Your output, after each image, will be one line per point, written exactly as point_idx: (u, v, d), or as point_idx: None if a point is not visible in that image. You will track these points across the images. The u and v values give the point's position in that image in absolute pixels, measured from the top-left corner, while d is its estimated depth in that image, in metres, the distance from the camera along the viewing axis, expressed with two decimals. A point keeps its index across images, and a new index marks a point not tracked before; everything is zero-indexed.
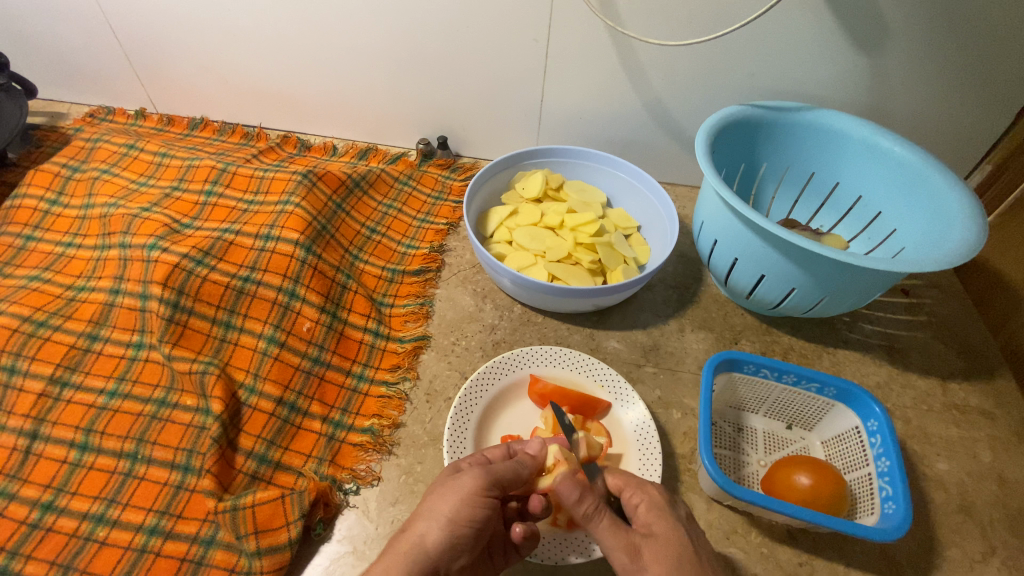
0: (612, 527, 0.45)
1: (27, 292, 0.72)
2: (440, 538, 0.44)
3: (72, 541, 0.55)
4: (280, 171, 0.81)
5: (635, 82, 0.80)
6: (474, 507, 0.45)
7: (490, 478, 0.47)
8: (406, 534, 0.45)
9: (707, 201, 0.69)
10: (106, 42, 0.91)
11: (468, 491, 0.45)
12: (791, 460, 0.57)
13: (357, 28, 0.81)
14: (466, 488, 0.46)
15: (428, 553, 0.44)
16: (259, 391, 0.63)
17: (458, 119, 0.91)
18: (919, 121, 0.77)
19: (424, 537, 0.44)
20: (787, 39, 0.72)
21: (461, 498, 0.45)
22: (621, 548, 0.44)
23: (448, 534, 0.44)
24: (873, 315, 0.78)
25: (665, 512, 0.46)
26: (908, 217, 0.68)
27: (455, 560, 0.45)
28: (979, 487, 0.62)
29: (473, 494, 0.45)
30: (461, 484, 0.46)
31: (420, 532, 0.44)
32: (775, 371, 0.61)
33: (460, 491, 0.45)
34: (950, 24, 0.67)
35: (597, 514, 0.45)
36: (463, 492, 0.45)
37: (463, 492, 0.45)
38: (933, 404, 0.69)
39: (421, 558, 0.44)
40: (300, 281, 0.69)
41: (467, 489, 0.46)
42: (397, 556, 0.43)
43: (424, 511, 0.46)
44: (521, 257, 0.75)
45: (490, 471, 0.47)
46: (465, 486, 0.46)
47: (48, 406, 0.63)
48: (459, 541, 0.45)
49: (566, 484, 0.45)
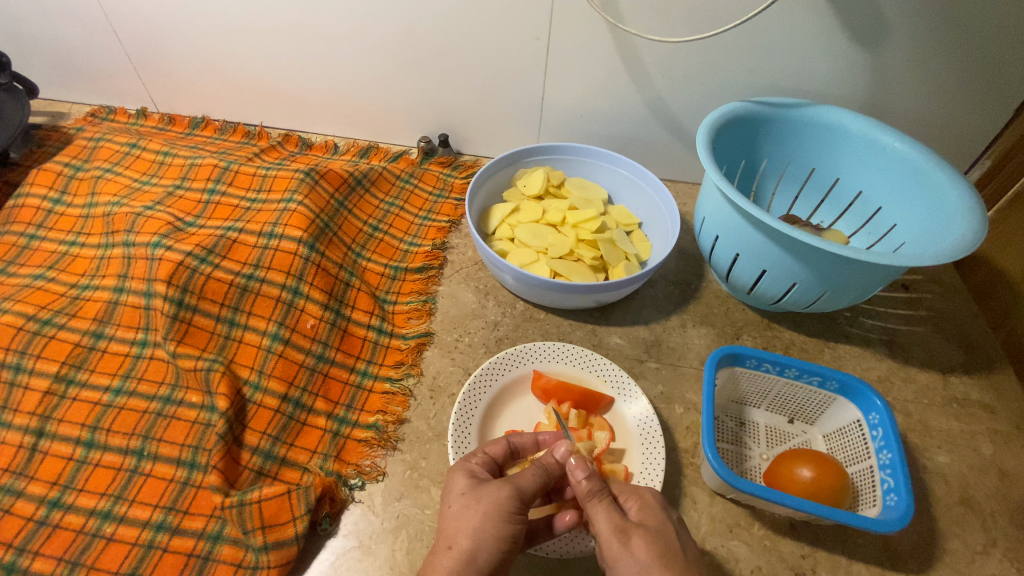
0: (608, 508, 0.46)
1: (31, 291, 0.72)
2: (490, 552, 0.44)
3: (79, 537, 0.55)
4: (282, 169, 0.81)
5: (635, 79, 0.80)
6: (513, 520, 0.45)
7: (516, 490, 0.46)
8: (450, 552, 0.44)
9: (708, 196, 0.69)
10: (107, 42, 0.91)
11: (505, 507, 0.45)
12: (793, 454, 0.58)
13: (357, 26, 0.81)
14: (503, 503, 0.46)
15: (480, 568, 0.44)
16: (264, 388, 0.63)
17: (458, 117, 0.92)
18: (918, 116, 0.77)
19: (475, 554, 0.44)
20: (786, 36, 0.72)
21: (500, 513, 0.45)
22: (612, 531, 0.44)
23: (501, 548, 0.45)
24: (874, 310, 0.78)
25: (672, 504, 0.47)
26: (908, 212, 0.68)
27: (502, 571, 0.46)
28: (980, 479, 0.63)
29: (509, 508, 0.46)
30: (495, 498, 0.46)
31: (466, 548, 0.44)
32: (777, 365, 0.61)
33: (498, 506, 0.45)
34: (949, 19, 0.67)
35: (597, 494, 0.47)
36: (501, 509, 0.45)
37: (502, 506, 0.45)
38: (933, 398, 0.69)
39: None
40: (303, 279, 0.70)
41: (506, 503, 0.46)
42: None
43: (462, 527, 0.45)
44: (524, 254, 0.75)
45: (516, 484, 0.47)
46: (501, 500, 0.46)
47: (53, 404, 0.64)
48: (511, 554, 0.45)
49: (574, 462, 0.48)
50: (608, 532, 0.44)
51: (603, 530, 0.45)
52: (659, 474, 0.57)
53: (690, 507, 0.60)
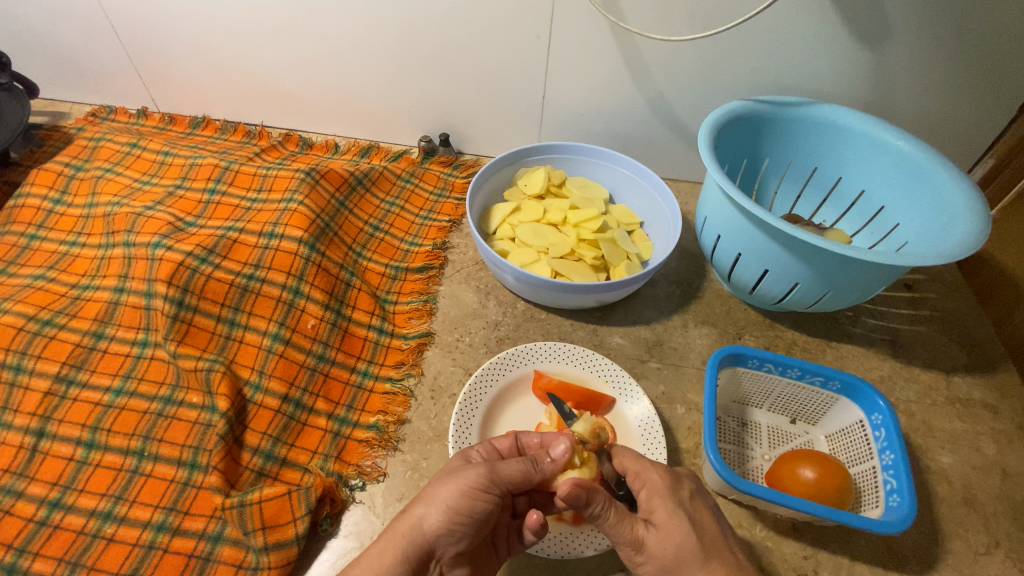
0: (618, 522, 0.45)
1: (31, 291, 0.72)
2: (439, 522, 0.45)
3: (80, 538, 0.55)
4: (283, 169, 0.81)
5: (636, 78, 0.80)
6: (470, 499, 0.45)
7: (486, 473, 0.46)
8: (406, 515, 0.45)
9: (710, 195, 0.69)
10: (107, 41, 0.91)
11: (466, 486, 0.45)
12: (796, 455, 0.57)
13: (358, 26, 0.81)
14: (468, 481, 0.45)
15: (425, 534, 0.45)
16: (265, 388, 0.63)
17: (459, 116, 0.91)
18: (921, 115, 0.77)
19: (423, 519, 0.45)
20: (789, 34, 0.72)
21: (462, 489, 0.45)
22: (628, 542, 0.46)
23: (444, 522, 0.45)
24: (876, 309, 0.78)
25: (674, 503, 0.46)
26: (911, 211, 0.68)
27: (451, 544, 0.46)
28: (983, 480, 0.62)
29: (469, 487, 0.45)
30: (461, 475, 0.46)
31: (418, 515, 0.45)
32: (779, 365, 0.61)
33: (461, 482, 0.45)
34: (952, 17, 0.67)
35: (605, 510, 0.44)
36: (461, 486, 0.45)
37: (465, 483, 0.45)
38: (936, 398, 0.69)
39: (417, 540, 0.44)
40: (304, 279, 0.69)
41: (468, 481, 0.45)
42: (394, 537, 0.44)
43: (425, 495, 0.46)
44: (525, 254, 0.75)
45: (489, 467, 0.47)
46: (466, 478, 0.46)
47: (54, 404, 0.64)
48: (454, 530, 0.45)
49: (573, 494, 0.42)
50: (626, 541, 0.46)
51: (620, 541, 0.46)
52: None
53: None
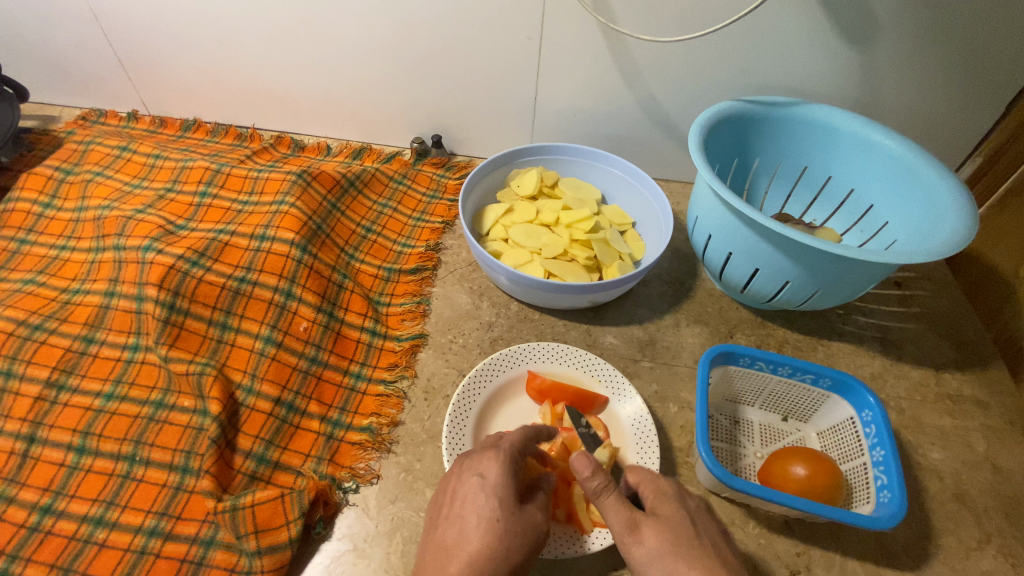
0: (616, 503, 0.46)
1: (21, 296, 0.71)
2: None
3: (71, 543, 0.55)
4: (275, 171, 0.81)
5: (627, 78, 0.80)
6: (539, 549, 0.47)
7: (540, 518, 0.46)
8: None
9: (701, 195, 0.69)
10: (96, 44, 0.90)
11: (540, 541, 0.46)
12: (788, 451, 0.58)
13: (349, 26, 0.81)
14: (540, 540, 0.46)
15: None
16: (257, 391, 0.63)
17: (451, 117, 0.91)
18: (909, 114, 0.78)
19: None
20: (778, 34, 0.72)
21: (534, 549, 0.46)
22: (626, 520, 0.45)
23: None
24: (867, 307, 0.79)
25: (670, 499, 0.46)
26: (900, 209, 0.68)
27: None
28: (973, 475, 0.63)
29: (543, 539, 0.46)
30: (537, 531, 0.46)
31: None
32: (770, 364, 0.61)
33: (536, 544, 0.46)
34: (938, 17, 0.67)
35: (606, 491, 0.46)
36: (538, 541, 0.46)
37: (539, 544, 0.46)
38: (927, 394, 0.70)
39: None
40: (296, 281, 0.69)
41: (541, 542, 0.46)
42: None
43: (499, 556, 0.44)
44: (517, 254, 0.75)
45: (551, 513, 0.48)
46: (539, 539, 0.46)
47: (44, 409, 0.63)
48: None
49: (580, 460, 0.46)
50: (624, 522, 0.45)
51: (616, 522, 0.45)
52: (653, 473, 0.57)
53: None
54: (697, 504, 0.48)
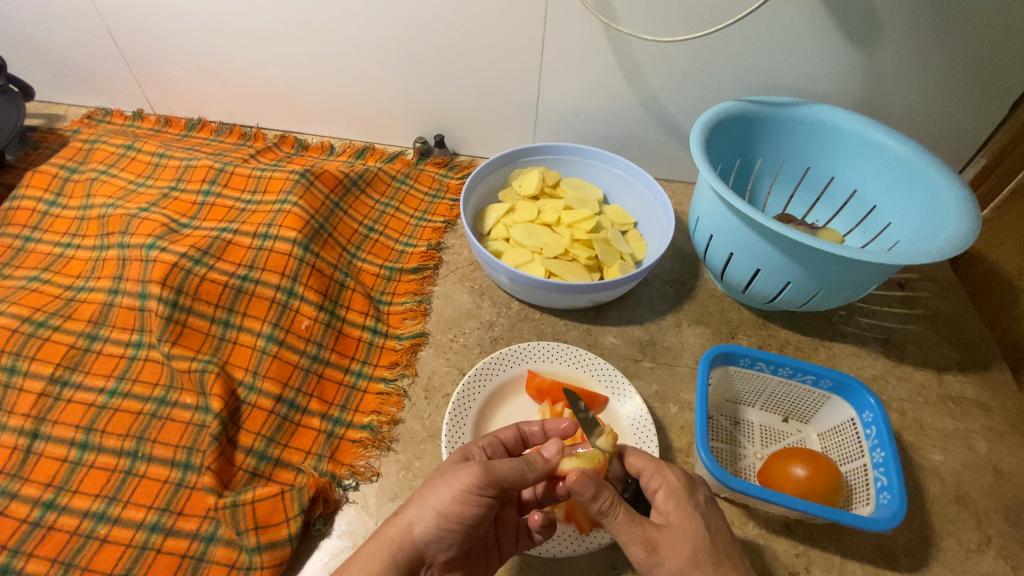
0: (627, 520, 0.44)
1: (26, 293, 0.72)
2: (428, 528, 0.44)
3: (73, 538, 0.55)
4: (278, 170, 0.81)
5: (630, 78, 0.80)
6: (467, 499, 0.44)
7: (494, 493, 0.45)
8: (396, 519, 0.45)
9: (703, 196, 0.69)
10: (102, 44, 0.91)
11: (462, 487, 0.44)
12: (787, 452, 0.58)
13: (353, 27, 0.81)
14: (460, 485, 0.44)
15: (414, 540, 0.44)
16: (259, 389, 0.63)
17: (453, 117, 0.92)
18: (912, 115, 0.78)
19: (413, 525, 0.44)
20: (781, 34, 0.72)
21: (454, 494, 0.44)
22: (642, 538, 0.44)
23: (438, 524, 0.44)
24: (869, 309, 0.78)
25: (682, 500, 0.46)
26: (903, 210, 0.68)
27: (442, 550, 0.46)
28: (974, 477, 0.63)
29: (467, 487, 0.44)
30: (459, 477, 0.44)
31: (409, 520, 0.45)
32: (771, 364, 0.61)
33: (453, 488, 0.44)
34: (942, 18, 0.67)
35: (612, 508, 0.43)
36: (458, 488, 0.44)
37: (457, 487, 0.44)
38: (928, 396, 0.69)
39: (406, 545, 0.44)
40: (298, 280, 0.70)
41: (460, 485, 0.44)
42: (385, 541, 0.44)
43: (417, 499, 0.45)
44: (519, 254, 0.75)
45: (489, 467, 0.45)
46: (459, 482, 0.44)
47: (48, 405, 0.64)
48: (452, 534, 0.45)
49: (582, 484, 0.42)
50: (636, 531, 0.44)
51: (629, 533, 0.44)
52: None
53: None
54: (706, 498, 0.48)
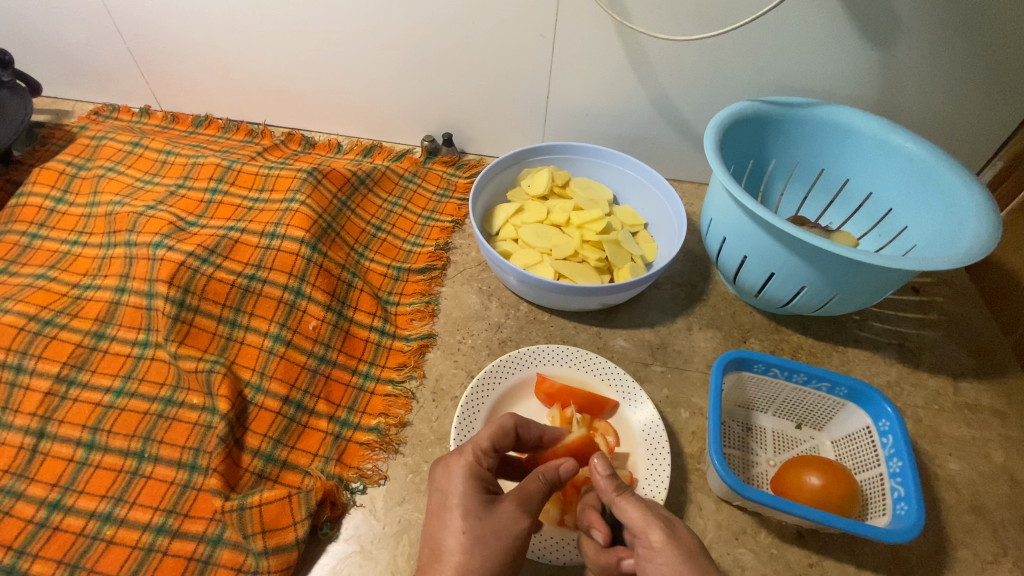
0: (638, 501, 0.45)
1: (33, 291, 0.72)
2: None
3: (79, 540, 0.55)
4: (285, 169, 0.80)
5: (641, 78, 0.79)
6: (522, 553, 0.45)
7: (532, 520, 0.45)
8: None
9: (716, 198, 0.68)
10: (109, 39, 0.90)
11: (519, 544, 0.44)
12: (801, 460, 0.57)
13: (361, 24, 0.80)
14: (518, 542, 0.44)
15: None
16: (266, 390, 0.63)
17: (462, 116, 0.91)
18: (930, 117, 0.76)
19: None
20: (796, 34, 0.71)
21: (513, 554, 0.43)
22: (651, 519, 0.44)
23: None
24: (883, 314, 0.77)
25: None
26: (920, 214, 0.67)
27: None
28: (991, 486, 0.61)
29: (523, 541, 0.44)
30: (515, 532, 0.44)
31: None
32: (785, 370, 0.60)
33: (512, 547, 0.43)
34: (963, 18, 0.66)
35: (624, 490, 0.47)
36: (515, 545, 0.44)
37: (516, 547, 0.44)
38: (944, 403, 0.68)
39: None
40: (305, 280, 0.69)
41: (519, 544, 0.44)
42: None
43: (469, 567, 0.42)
44: (528, 255, 0.75)
45: (530, 511, 0.45)
46: (516, 539, 0.44)
47: (54, 404, 0.63)
48: None
49: (597, 458, 0.48)
50: (646, 519, 0.44)
51: (639, 520, 0.44)
52: (664, 480, 0.56)
53: (696, 514, 0.59)
54: None
